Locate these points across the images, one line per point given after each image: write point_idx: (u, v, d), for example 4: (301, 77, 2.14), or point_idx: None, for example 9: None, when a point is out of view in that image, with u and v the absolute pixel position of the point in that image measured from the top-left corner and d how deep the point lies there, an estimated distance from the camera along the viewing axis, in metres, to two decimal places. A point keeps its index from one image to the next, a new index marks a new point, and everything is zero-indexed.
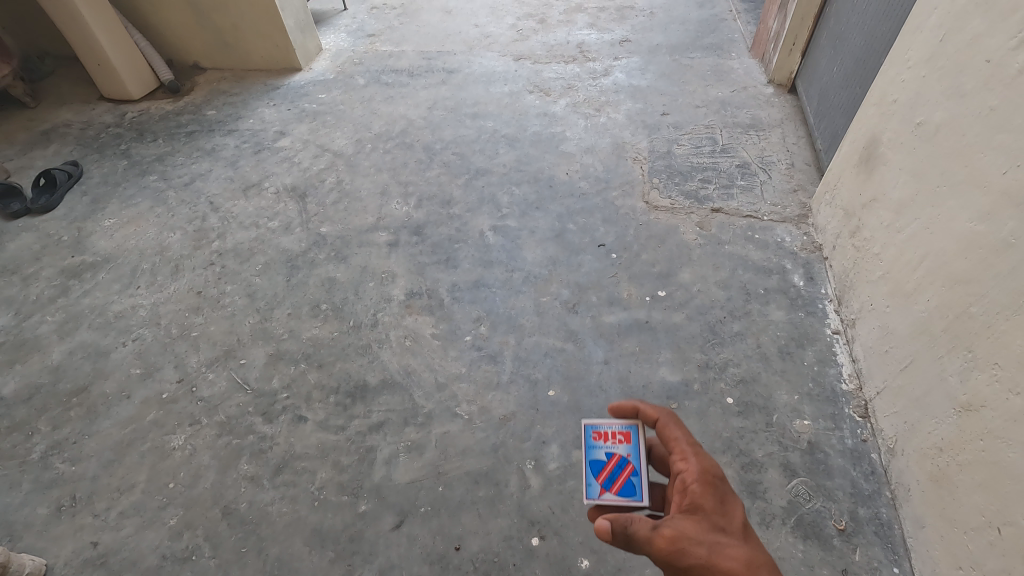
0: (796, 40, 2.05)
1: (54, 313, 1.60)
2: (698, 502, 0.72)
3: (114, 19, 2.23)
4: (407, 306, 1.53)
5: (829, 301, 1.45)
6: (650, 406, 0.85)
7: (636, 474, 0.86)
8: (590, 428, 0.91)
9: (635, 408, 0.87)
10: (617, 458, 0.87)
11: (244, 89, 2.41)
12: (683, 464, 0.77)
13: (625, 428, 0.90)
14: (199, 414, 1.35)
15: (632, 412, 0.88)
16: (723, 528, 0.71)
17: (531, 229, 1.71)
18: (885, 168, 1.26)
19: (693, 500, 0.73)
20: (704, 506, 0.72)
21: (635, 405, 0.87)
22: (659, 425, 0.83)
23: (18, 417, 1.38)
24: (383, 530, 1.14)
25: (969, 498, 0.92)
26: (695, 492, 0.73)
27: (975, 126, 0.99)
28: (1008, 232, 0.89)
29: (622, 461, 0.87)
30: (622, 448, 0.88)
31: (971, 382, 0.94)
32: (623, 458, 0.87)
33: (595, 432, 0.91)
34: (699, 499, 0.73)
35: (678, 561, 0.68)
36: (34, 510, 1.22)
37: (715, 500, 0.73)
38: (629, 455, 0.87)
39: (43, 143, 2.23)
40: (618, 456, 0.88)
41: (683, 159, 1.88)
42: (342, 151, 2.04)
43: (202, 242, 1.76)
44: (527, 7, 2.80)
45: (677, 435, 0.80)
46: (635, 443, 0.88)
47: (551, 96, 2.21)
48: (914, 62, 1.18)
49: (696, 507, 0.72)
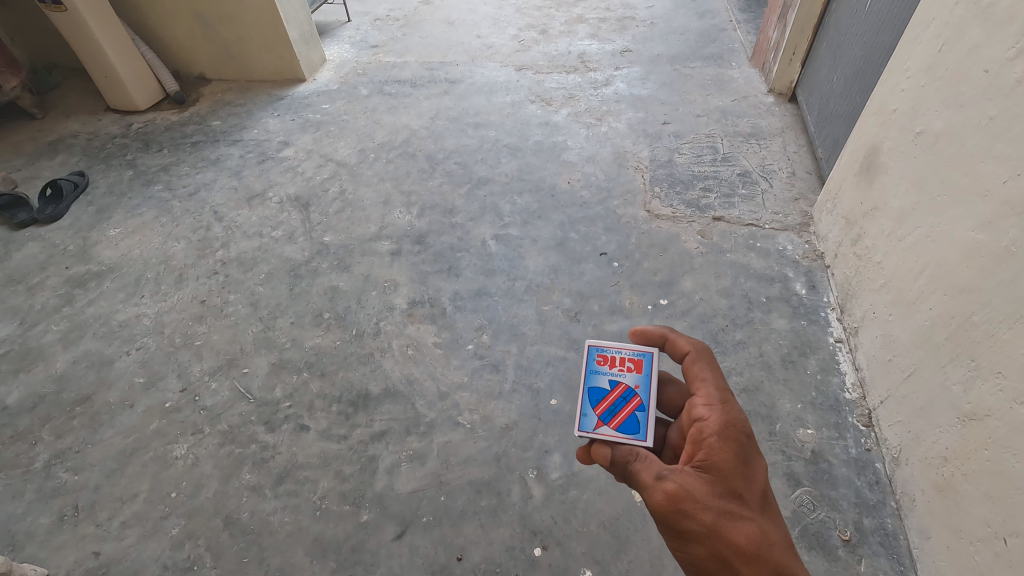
0: (796, 50, 2.07)
1: (59, 322, 1.61)
2: (715, 460, 0.71)
3: (121, 32, 2.27)
4: (409, 315, 1.54)
5: (831, 310, 1.44)
6: (685, 338, 0.85)
7: (640, 407, 0.86)
8: (597, 351, 0.93)
9: (663, 338, 0.88)
10: (623, 389, 0.88)
11: (249, 99, 2.43)
12: (707, 413, 0.75)
13: (638, 356, 0.91)
14: (201, 424, 1.35)
15: (658, 341, 0.89)
16: (739, 497, 0.70)
17: (533, 238, 1.72)
18: (886, 176, 1.26)
19: (711, 456, 0.72)
20: (720, 467, 0.71)
21: (665, 336, 0.88)
22: (688, 359, 0.83)
23: (22, 426, 1.38)
24: (385, 540, 1.14)
25: (974, 508, 0.92)
26: (713, 448, 0.72)
27: (974, 135, 1.00)
28: (1009, 240, 0.89)
29: (625, 390, 0.88)
30: (629, 378, 0.89)
31: (974, 391, 0.94)
32: (630, 389, 0.88)
33: (604, 357, 0.93)
34: (717, 455, 0.72)
35: (679, 515, 0.70)
36: (36, 520, 1.22)
37: (736, 460, 0.71)
38: (634, 386, 0.88)
39: (50, 153, 2.25)
40: (623, 387, 0.88)
41: (684, 168, 1.89)
42: (346, 161, 2.06)
43: (206, 251, 1.77)
44: (528, 18, 2.83)
45: (706, 378, 0.80)
46: (642, 376, 0.89)
47: (553, 106, 2.23)
48: (912, 72, 1.19)
49: (711, 466, 0.71)
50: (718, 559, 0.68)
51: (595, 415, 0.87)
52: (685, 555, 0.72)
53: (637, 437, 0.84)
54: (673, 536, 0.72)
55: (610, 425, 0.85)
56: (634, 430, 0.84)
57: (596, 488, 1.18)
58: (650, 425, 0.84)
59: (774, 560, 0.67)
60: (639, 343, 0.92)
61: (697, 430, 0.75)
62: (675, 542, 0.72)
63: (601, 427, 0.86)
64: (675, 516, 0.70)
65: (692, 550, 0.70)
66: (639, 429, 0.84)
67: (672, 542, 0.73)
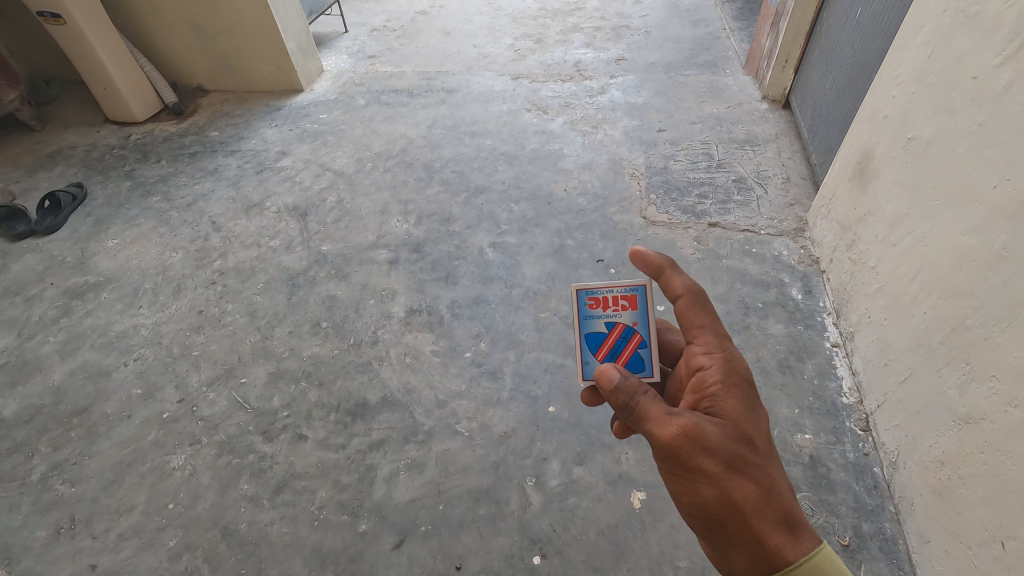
0: (788, 57, 2.09)
1: (56, 334, 1.61)
2: (724, 404, 0.72)
3: (119, 43, 2.28)
4: (408, 324, 1.54)
5: (827, 314, 1.45)
6: (681, 279, 0.78)
7: (643, 345, 0.88)
8: (585, 296, 0.90)
9: (661, 272, 0.80)
10: (621, 329, 0.89)
11: (247, 110, 2.45)
12: (709, 361, 0.76)
13: (629, 292, 0.89)
14: (199, 434, 1.35)
15: (654, 275, 0.81)
16: (749, 443, 0.70)
17: (530, 245, 1.72)
18: (878, 182, 1.28)
19: (719, 401, 0.72)
20: (730, 412, 0.71)
21: (664, 268, 0.80)
22: (682, 305, 0.79)
23: (19, 439, 1.38)
24: (383, 550, 1.13)
25: (972, 512, 0.92)
26: (721, 394, 0.72)
27: (963, 142, 1.01)
28: (1001, 244, 0.90)
29: (626, 332, 0.89)
30: (626, 317, 0.89)
31: (970, 395, 0.94)
32: (629, 327, 0.89)
33: (594, 299, 0.90)
34: (725, 400, 0.72)
35: (693, 453, 0.68)
36: (32, 533, 1.21)
37: (744, 407, 0.72)
38: (634, 325, 0.89)
39: (48, 165, 2.26)
40: (621, 327, 0.89)
41: (680, 175, 1.91)
42: (343, 170, 2.06)
43: (204, 261, 1.77)
44: (524, 27, 2.86)
45: (704, 325, 0.78)
46: (640, 313, 0.89)
47: (549, 114, 2.24)
48: (903, 79, 1.20)
49: (721, 409, 0.71)
50: (730, 502, 0.67)
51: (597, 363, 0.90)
52: (690, 499, 0.71)
53: (646, 374, 0.88)
54: (680, 477, 0.71)
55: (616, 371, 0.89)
56: (641, 369, 0.89)
57: (594, 495, 1.18)
58: (656, 362, 0.88)
59: (784, 506, 0.68)
60: (629, 281, 0.89)
61: (700, 379, 0.75)
62: (681, 482, 0.71)
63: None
64: (688, 454, 0.69)
65: (700, 491, 0.69)
66: (646, 366, 0.88)
67: (676, 482, 0.71)
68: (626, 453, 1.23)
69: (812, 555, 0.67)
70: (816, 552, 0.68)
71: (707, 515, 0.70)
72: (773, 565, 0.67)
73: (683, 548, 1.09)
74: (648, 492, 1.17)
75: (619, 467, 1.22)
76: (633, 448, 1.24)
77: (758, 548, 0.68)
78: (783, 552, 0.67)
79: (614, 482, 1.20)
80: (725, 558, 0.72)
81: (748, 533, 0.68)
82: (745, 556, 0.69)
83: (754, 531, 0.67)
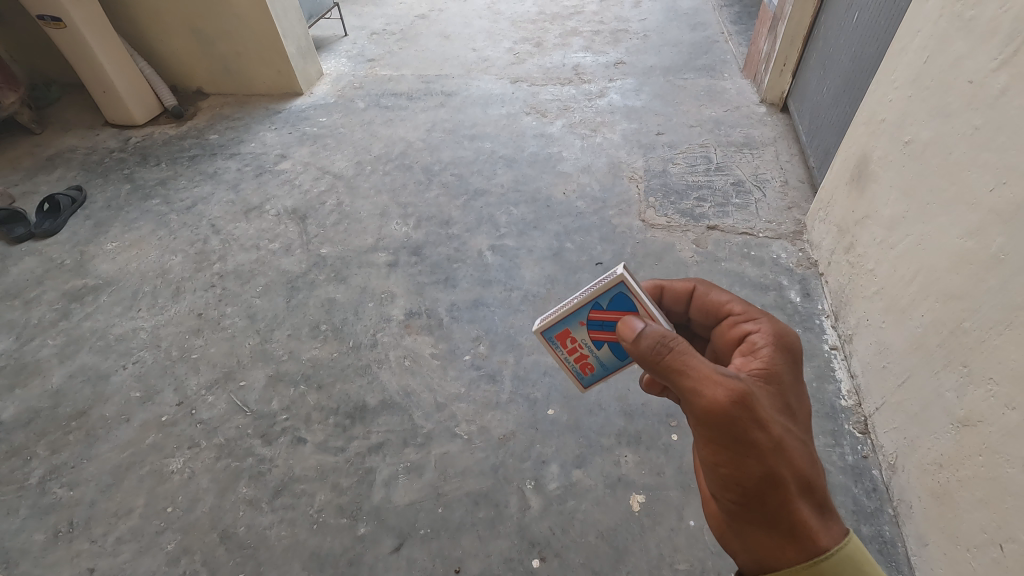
0: (786, 61, 2.10)
1: (55, 337, 1.61)
2: (773, 373, 0.68)
3: (119, 46, 2.29)
4: (407, 326, 1.54)
5: (826, 317, 1.45)
6: (682, 280, 0.85)
7: (595, 306, 0.78)
8: (584, 377, 0.90)
9: (659, 289, 0.87)
10: (594, 333, 0.82)
11: (247, 113, 2.45)
12: (756, 327, 0.75)
13: (556, 338, 0.84)
14: (198, 437, 1.34)
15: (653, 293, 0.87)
16: (792, 416, 0.67)
17: (530, 248, 1.73)
18: (876, 185, 1.28)
19: (768, 369, 0.69)
20: (779, 381, 0.68)
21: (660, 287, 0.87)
22: (698, 294, 0.83)
23: (17, 441, 1.37)
24: (383, 553, 1.13)
25: (969, 514, 0.92)
26: (771, 362, 0.69)
27: (959, 145, 1.02)
28: (998, 246, 0.90)
29: (591, 329, 0.81)
30: (579, 333, 0.83)
31: (967, 397, 0.94)
32: (588, 326, 0.81)
33: (581, 364, 0.87)
34: (773, 367, 0.69)
35: (750, 422, 0.62)
36: (30, 537, 1.21)
37: (790, 378, 0.69)
38: (579, 324, 0.82)
39: (48, 168, 2.26)
40: (592, 335, 0.82)
41: (678, 178, 1.91)
42: (342, 173, 2.07)
43: (203, 264, 1.78)
44: (523, 31, 2.87)
45: (731, 300, 0.80)
46: (564, 327, 0.82)
47: (548, 117, 2.25)
48: (900, 83, 1.21)
49: (771, 378, 0.68)
50: (775, 478, 0.63)
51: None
52: (730, 469, 0.65)
53: (631, 291, 0.76)
54: (725, 446, 0.64)
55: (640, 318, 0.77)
56: (624, 294, 0.76)
57: (594, 498, 1.18)
58: (600, 288, 0.76)
59: (820, 486, 0.66)
60: (546, 345, 0.85)
61: (750, 342, 0.73)
62: (724, 452, 0.64)
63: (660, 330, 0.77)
64: (741, 422, 0.62)
65: (746, 463, 0.63)
66: (618, 293, 0.76)
67: (718, 451, 0.65)
68: (626, 456, 1.24)
69: (842, 543, 0.63)
70: (846, 542, 0.63)
71: (745, 488, 0.65)
72: (804, 548, 0.63)
73: (683, 551, 1.09)
74: (648, 495, 1.17)
75: (618, 470, 1.22)
76: (632, 450, 1.24)
77: (794, 527, 0.64)
78: (817, 535, 0.63)
79: (614, 485, 1.20)
80: (751, 536, 0.68)
81: (786, 511, 0.64)
82: (775, 535, 0.65)
83: (791, 510, 0.64)
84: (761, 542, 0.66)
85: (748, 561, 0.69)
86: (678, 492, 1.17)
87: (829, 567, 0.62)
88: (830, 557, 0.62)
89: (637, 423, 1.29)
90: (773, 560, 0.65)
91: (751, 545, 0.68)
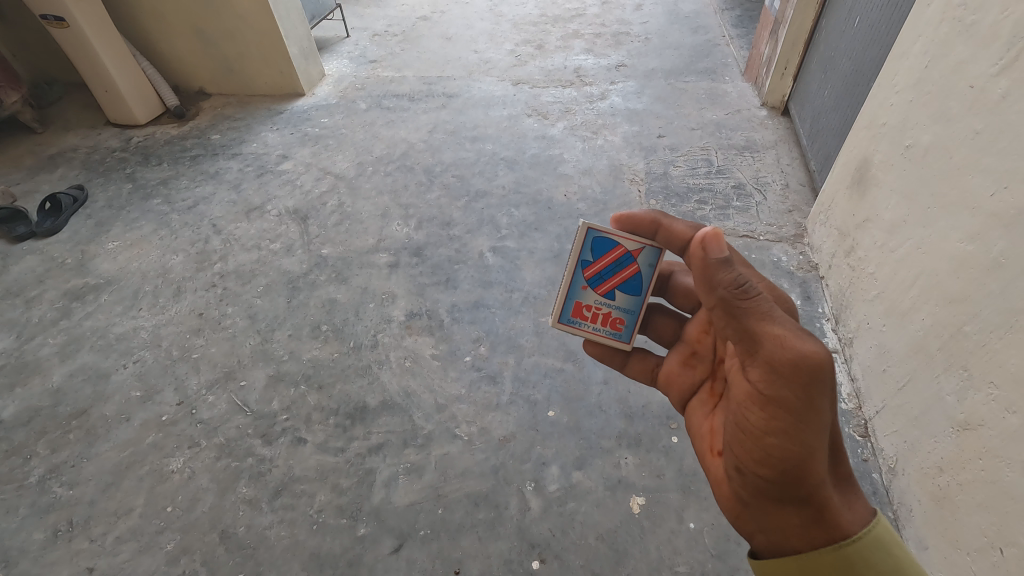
0: (787, 64, 2.11)
1: (56, 336, 1.61)
2: None
3: (121, 45, 2.29)
4: (407, 327, 1.54)
5: (826, 320, 1.45)
6: (685, 224, 0.80)
7: (584, 264, 0.88)
8: (623, 335, 0.93)
9: (656, 225, 0.82)
10: (600, 289, 0.90)
11: (249, 113, 2.46)
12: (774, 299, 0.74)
13: (578, 315, 0.92)
14: (198, 437, 1.34)
15: (649, 229, 0.83)
16: None
17: (530, 249, 1.73)
18: (876, 189, 1.29)
19: None
20: None
21: (657, 221, 0.82)
22: None
23: (17, 440, 1.37)
24: (382, 553, 1.13)
25: (970, 518, 0.92)
26: None
27: (960, 150, 1.02)
28: (999, 251, 0.91)
29: (595, 286, 0.89)
30: (589, 297, 0.90)
31: (968, 402, 0.94)
32: (591, 286, 0.90)
33: (613, 325, 0.92)
34: None
35: (825, 392, 0.61)
36: (29, 536, 1.21)
37: None
38: (583, 289, 0.90)
39: (50, 167, 2.26)
40: (598, 292, 0.90)
41: (679, 181, 1.91)
42: (343, 174, 2.07)
43: (204, 264, 1.78)
44: (525, 33, 2.87)
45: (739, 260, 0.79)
46: (575, 301, 0.91)
47: (549, 119, 2.25)
48: (901, 87, 1.21)
49: None
50: (820, 455, 0.63)
51: (641, 261, 0.87)
52: (781, 443, 0.63)
53: (602, 233, 0.85)
54: (791, 415, 0.62)
55: (626, 247, 0.86)
56: (599, 238, 0.85)
57: (593, 500, 1.18)
58: (578, 246, 0.86)
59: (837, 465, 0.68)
60: (574, 328, 0.93)
61: None
62: (785, 422, 0.62)
63: (646, 248, 0.85)
64: (816, 390, 0.60)
65: (803, 437, 0.62)
66: (594, 241, 0.85)
67: (780, 421, 0.63)
68: (626, 458, 1.24)
69: (871, 525, 0.66)
70: (875, 524, 0.66)
71: (788, 465, 0.64)
72: (830, 528, 0.65)
73: (683, 554, 1.09)
74: (648, 497, 1.17)
75: (618, 472, 1.22)
76: (632, 453, 1.25)
77: (823, 507, 0.65)
78: (842, 516, 0.66)
79: (613, 487, 1.20)
80: (770, 514, 0.69)
81: (818, 492, 0.64)
82: (801, 514, 0.66)
83: (826, 490, 0.65)
84: (783, 522, 0.68)
85: (765, 541, 0.70)
86: (678, 495, 1.17)
87: (855, 550, 0.64)
88: (857, 541, 0.65)
89: (637, 425, 1.29)
90: (795, 541, 0.67)
91: (771, 524, 0.69)
